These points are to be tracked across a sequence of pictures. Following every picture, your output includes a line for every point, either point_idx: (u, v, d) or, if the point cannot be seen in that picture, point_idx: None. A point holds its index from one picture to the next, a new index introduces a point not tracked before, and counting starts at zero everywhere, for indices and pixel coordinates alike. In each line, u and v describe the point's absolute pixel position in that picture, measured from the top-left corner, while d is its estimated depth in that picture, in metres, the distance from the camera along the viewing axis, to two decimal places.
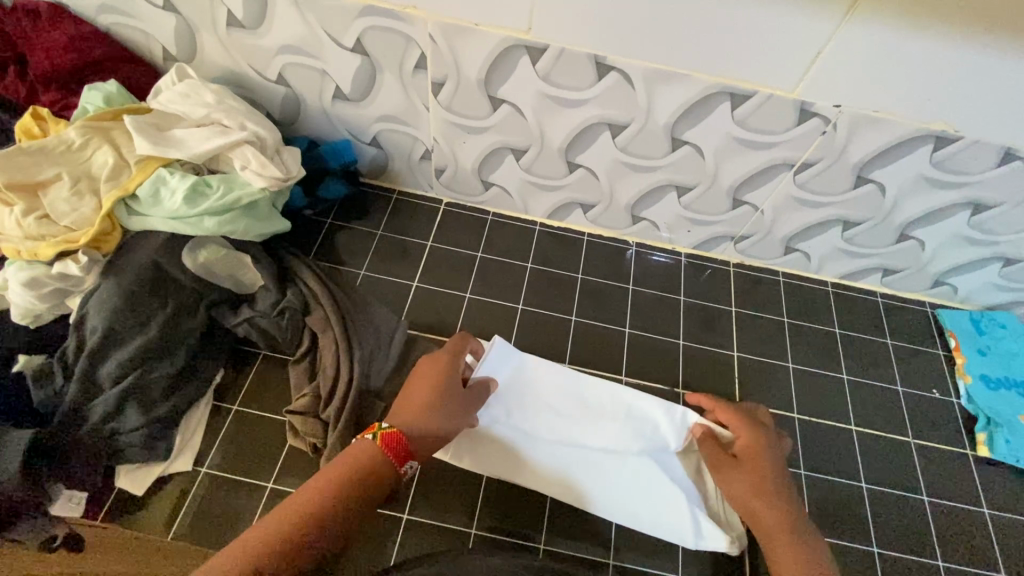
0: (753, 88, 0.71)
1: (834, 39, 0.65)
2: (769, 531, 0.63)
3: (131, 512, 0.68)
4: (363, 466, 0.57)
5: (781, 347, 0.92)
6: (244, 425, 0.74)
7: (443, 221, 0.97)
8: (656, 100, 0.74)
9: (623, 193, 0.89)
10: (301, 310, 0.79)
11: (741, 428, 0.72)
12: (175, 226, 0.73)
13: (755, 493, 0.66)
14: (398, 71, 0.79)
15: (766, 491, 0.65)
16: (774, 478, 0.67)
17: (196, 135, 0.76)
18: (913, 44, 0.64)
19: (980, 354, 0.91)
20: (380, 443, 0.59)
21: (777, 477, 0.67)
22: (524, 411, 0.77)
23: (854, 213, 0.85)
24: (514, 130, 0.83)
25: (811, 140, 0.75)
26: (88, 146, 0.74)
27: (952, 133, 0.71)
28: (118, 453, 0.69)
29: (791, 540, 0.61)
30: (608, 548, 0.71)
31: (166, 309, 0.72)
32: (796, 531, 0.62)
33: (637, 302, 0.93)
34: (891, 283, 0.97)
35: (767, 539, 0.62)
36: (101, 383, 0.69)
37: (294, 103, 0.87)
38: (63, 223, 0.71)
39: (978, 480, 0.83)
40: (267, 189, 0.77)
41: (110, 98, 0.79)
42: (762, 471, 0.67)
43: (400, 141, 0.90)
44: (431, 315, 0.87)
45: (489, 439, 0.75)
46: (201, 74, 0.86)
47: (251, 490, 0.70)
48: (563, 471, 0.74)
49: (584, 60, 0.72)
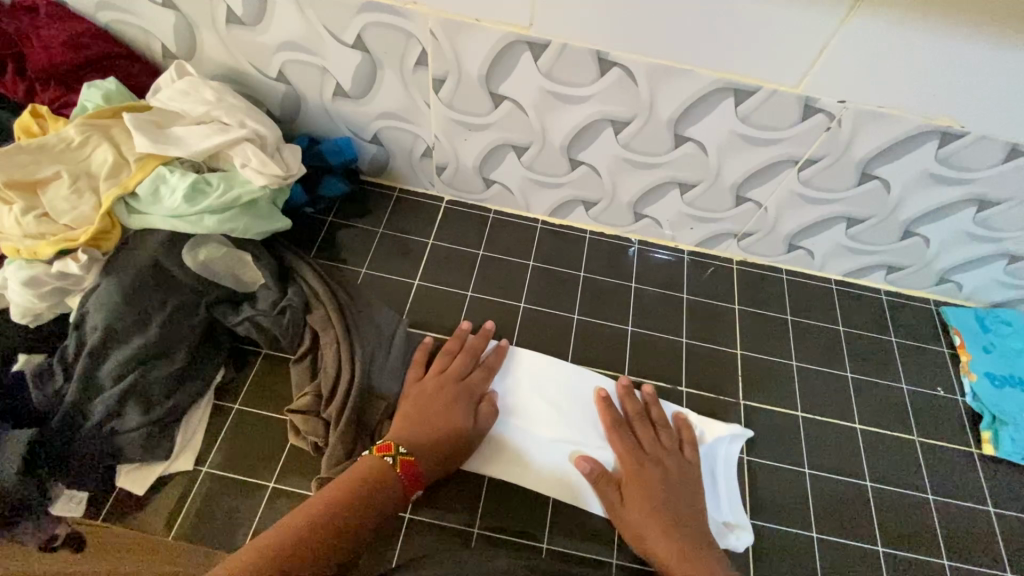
0: (756, 83, 0.70)
1: (839, 33, 0.64)
2: (669, 568, 0.64)
3: (133, 511, 0.68)
4: (375, 481, 0.61)
5: (785, 345, 0.92)
6: (245, 424, 0.74)
7: (444, 219, 0.97)
8: (658, 96, 0.74)
9: (625, 190, 0.89)
10: (302, 308, 0.78)
11: (629, 459, 0.72)
12: (175, 224, 0.73)
13: (645, 529, 0.67)
14: (398, 68, 0.78)
15: (657, 526, 0.66)
16: (664, 510, 0.67)
17: (196, 132, 0.76)
18: (920, 38, 0.63)
19: (985, 351, 0.91)
20: (396, 466, 0.63)
21: (661, 507, 0.68)
22: (532, 411, 0.78)
23: (858, 210, 0.84)
24: (515, 127, 0.83)
25: (816, 136, 0.74)
26: (87, 144, 0.74)
27: (958, 129, 0.71)
28: (118, 453, 0.68)
29: (697, 571, 0.63)
30: (611, 547, 0.71)
31: (166, 308, 0.72)
32: (697, 560, 0.64)
33: (639, 300, 0.93)
34: (895, 281, 0.96)
35: (667, 575, 0.64)
36: (102, 383, 0.69)
37: (294, 100, 0.87)
38: (63, 222, 0.71)
39: (983, 478, 0.83)
40: (267, 187, 0.77)
41: (109, 96, 0.79)
42: (646, 504, 0.68)
43: (401, 138, 0.90)
44: (433, 313, 0.87)
45: (497, 442, 0.76)
46: (200, 71, 0.86)
47: (252, 489, 0.70)
48: (564, 467, 0.75)
49: (586, 56, 0.71)
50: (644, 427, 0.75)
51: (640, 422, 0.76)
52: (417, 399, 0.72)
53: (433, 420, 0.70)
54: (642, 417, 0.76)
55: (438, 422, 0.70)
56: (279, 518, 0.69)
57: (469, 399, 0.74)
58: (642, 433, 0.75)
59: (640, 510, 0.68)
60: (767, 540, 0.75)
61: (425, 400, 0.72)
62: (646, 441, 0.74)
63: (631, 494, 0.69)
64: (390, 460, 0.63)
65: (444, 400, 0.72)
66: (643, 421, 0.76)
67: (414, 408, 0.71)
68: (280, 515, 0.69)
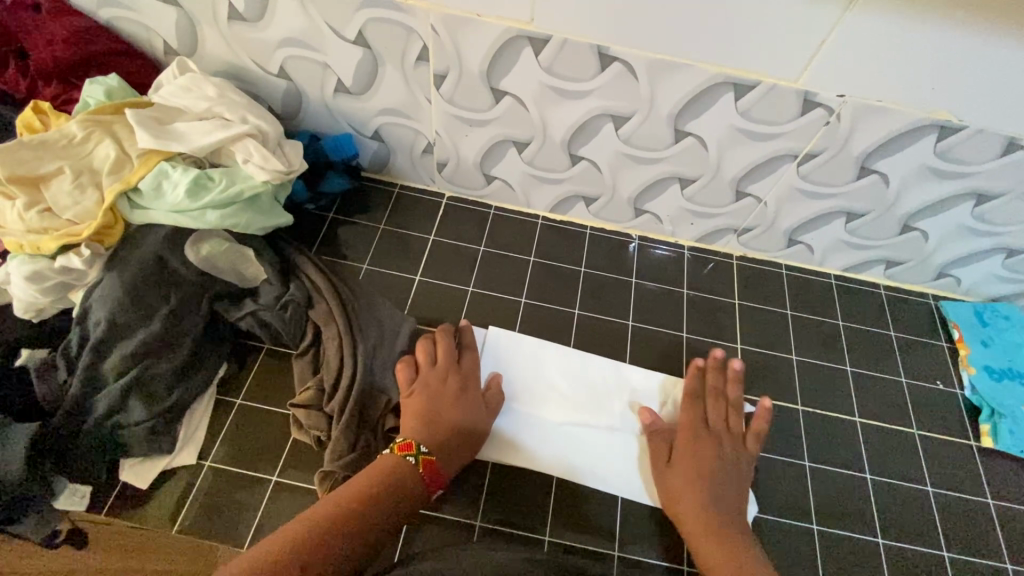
0: (755, 78, 0.71)
1: (837, 27, 0.64)
2: (694, 535, 0.67)
3: (136, 505, 0.68)
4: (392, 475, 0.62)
5: (785, 339, 0.92)
6: (248, 418, 0.74)
7: (445, 215, 0.97)
8: (658, 91, 0.74)
9: (625, 185, 0.89)
10: (304, 303, 0.78)
11: (697, 431, 0.74)
12: (178, 220, 0.73)
13: (682, 496, 0.70)
14: (399, 63, 0.79)
15: (697, 496, 0.69)
16: (705, 482, 0.70)
17: (198, 128, 0.76)
18: (918, 32, 0.64)
19: (984, 345, 0.91)
20: (419, 466, 0.64)
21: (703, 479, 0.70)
22: (536, 396, 0.80)
23: (858, 204, 0.84)
24: (516, 123, 0.83)
25: (815, 130, 0.75)
26: (89, 140, 0.74)
27: (956, 123, 0.71)
28: (121, 447, 0.68)
29: (722, 547, 0.65)
30: (613, 540, 0.71)
31: (169, 302, 0.72)
32: (723, 537, 0.66)
33: (640, 295, 0.93)
34: (894, 276, 0.97)
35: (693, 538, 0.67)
36: (105, 377, 0.69)
37: (296, 97, 0.87)
38: (65, 217, 0.71)
39: (982, 470, 0.83)
40: (269, 182, 0.77)
41: (110, 92, 0.79)
42: (692, 474, 0.70)
43: (402, 135, 0.90)
44: (434, 309, 0.87)
45: (506, 426, 0.77)
46: (202, 68, 0.86)
47: (255, 483, 0.70)
48: (568, 449, 0.76)
49: (587, 52, 0.72)
50: (725, 404, 0.76)
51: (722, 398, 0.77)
52: (428, 395, 0.72)
53: (446, 419, 0.70)
54: (726, 395, 0.77)
55: (447, 419, 0.70)
56: (282, 511, 0.69)
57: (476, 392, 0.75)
58: (720, 408, 0.76)
59: (684, 477, 0.71)
60: (767, 532, 0.75)
61: (437, 397, 0.72)
62: (717, 421, 0.75)
63: (683, 461, 0.72)
64: (412, 460, 0.64)
65: (456, 397, 0.72)
66: (724, 398, 0.77)
67: (426, 405, 0.71)
68: (283, 509, 0.69)
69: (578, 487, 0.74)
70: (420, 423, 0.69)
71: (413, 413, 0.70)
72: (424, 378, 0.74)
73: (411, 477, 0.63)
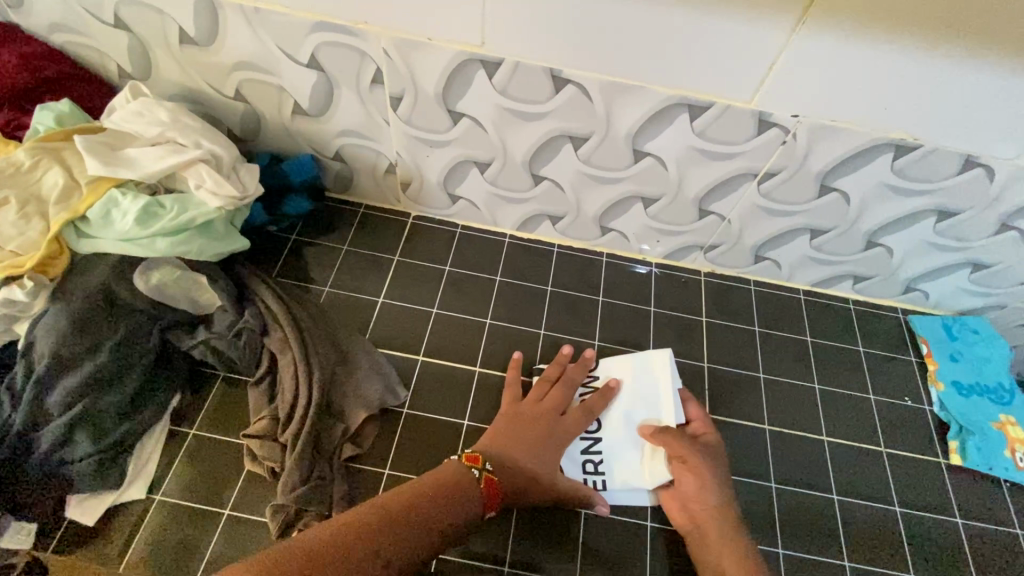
0: (710, 99, 0.70)
1: (786, 49, 0.64)
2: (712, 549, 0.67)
3: (84, 542, 0.66)
4: (449, 481, 0.61)
5: (753, 356, 0.91)
6: (201, 450, 0.73)
7: (410, 234, 0.96)
8: (614, 112, 0.74)
9: (589, 204, 0.88)
10: (259, 330, 0.77)
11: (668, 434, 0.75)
12: (127, 249, 0.72)
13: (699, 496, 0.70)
14: (355, 87, 0.78)
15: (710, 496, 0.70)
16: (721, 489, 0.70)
17: (149, 154, 0.75)
18: (866, 53, 0.63)
19: (952, 359, 0.91)
20: (481, 481, 0.62)
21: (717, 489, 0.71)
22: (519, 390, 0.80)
23: (821, 221, 0.84)
24: (475, 144, 0.82)
25: (772, 150, 0.75)
26: (37, 167, 0.73)
27: (911, 141, 0.71)
28: (67, 483, 0.67)
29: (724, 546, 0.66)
30: (574, 569, 0.71)
31: (117, 333, 0.71)
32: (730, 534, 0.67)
33: (607, 313, 0.92)
34: (863, 290, 0.96)
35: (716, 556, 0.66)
36: (50, 411, 0.67)
37: (254, 119, 0.86)
38: (9, 247, 0.69)
39: (951, 489, 0.82)
40: (223, 208, 0.76)
41: (61, 118, 0.78)
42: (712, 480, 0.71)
43: (363, 155, 0.89)
44: (396, 331, 0.86)
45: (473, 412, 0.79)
46: (157, 92, 0.85)
47: (207, 517, 0.69)
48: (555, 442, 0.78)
49: (540, 74, 0.71)
50: (538, 392, 0.76)
51: (547, 387, 0.77)
52: (506, 417, 0.72)
53: (529, 440, 0.69)
54: (540, 381, 0.78)
55: (523, 442, 0.69)
56: (234, 546, 0.67)
57: (546, 412, 0.73)
58: (545, 394, 0.76)
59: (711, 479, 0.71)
60: None
61: (506, 424, 0.71)
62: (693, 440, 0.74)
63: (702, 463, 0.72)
64: (475, 473, 0.63)
65: (538, 427, 0.71)
66: (546, 389, 0.77)
67: (504, 429, 0.70)
68: (236, 543, 0.68)
69: (540, 513, 0.73)
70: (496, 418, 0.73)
71: (509, 430, 0.70)
72: (517, 409, 0.73)
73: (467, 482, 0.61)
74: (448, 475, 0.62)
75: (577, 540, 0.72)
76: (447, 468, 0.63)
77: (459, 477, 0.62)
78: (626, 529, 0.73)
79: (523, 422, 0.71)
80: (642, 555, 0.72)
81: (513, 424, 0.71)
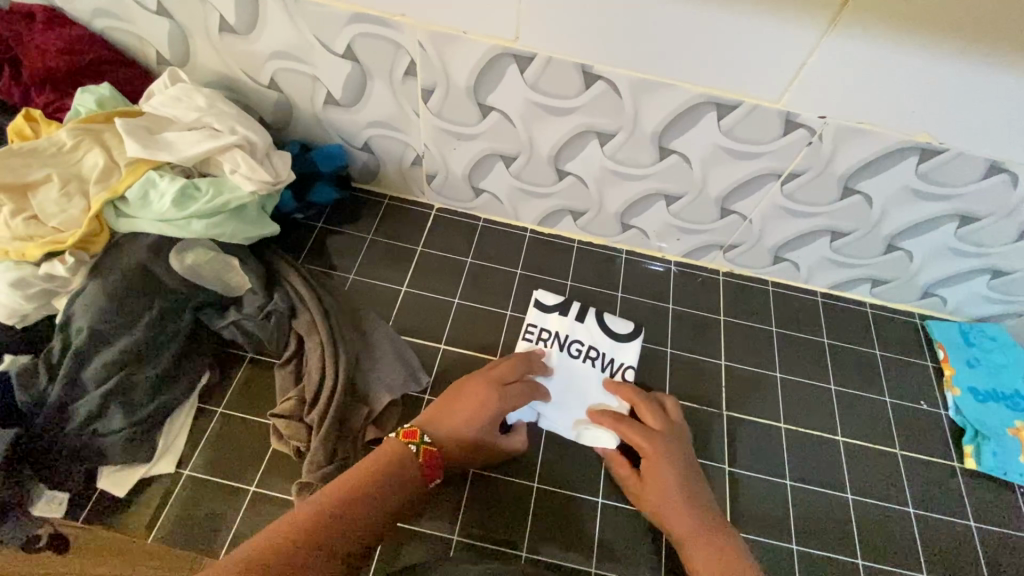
0: (739, 99, 0.71)
1: (816, 51, 0.65)
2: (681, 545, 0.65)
3: (114, 513, 0.68)
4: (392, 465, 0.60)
5: (770, 356, 0.92)
6: (228, 429, 0.75)
7: (434, 226, 0.97)
8: (642, 110, 0.75)
9: (611, 200, 0.89)
10: (287, 313, 0.79)
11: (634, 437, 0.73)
12: (164, 228, 0.73)
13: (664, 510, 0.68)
14: (388, 78, 0.80)
15: (672, 505, 0.67)
16: (677, 491, 0.68)
17: (187, 138, 0.77)
18: (895, 57, 0.64)
19: (969, 365, 0.92)
20: (419, 454, 0.62)
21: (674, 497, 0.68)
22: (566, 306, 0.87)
23: (842, 223, 0.85)
24: (502, 137, 0.84)
25: (798, 150, 0.76)
26: (79, 147, 0.75)
27: (936, 145, 0.72)
28: (100, 455, 0.69)
29: (698, 557, 0.63)
30: (589, 557, 0.72)
31: (152, 311, 0.72)
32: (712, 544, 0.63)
33: (626, 309, 0.93)
34: (881, 294, 0.97)
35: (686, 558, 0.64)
36: (85, 384, 0.69)
37: (286, 108, 0.88)
38: (51, 224, 0.71)
39: (965, 493, 0.83)
40: (256, 193, 0.78)
41: (102, 101, 0.80)
42: (662, 487, 0.68)
43: (391, 146, 0.91)
44: (419, 319, 0.88)
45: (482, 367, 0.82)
46: (194, 79, 0.87)
47: (234, 493, 0.71)
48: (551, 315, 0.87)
49: (571, 69, 0.73)
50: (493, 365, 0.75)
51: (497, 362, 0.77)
52: (449, 389, 0.72)
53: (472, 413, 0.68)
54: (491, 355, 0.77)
55: (455, 415, 0.68)
56: (259, 522, 0.69)
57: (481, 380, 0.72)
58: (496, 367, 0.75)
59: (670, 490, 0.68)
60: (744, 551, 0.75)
61: (449, 399, 0.70)
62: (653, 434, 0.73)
63: (653, 471, 0.70)
64: (413, 448, 0.62)
65: (476, 396, 0.70)
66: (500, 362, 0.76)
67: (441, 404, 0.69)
68: (261, 519, 0.69)
69: (556, 500, 0.75)
70: (447, 396, 0.71)
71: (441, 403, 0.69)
72: (463, 382, 0.72)
73: (402, 460, 0.60)
74: (382, 462, 0.60)
75: (594, 527, 0.74)
76: (383, 449, 0.61)
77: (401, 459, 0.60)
78: (641, 519, 0.74)
79: (454, 393, 0.71)
80: (657, 545, 0.73)
81: (450, 398, 0.70)
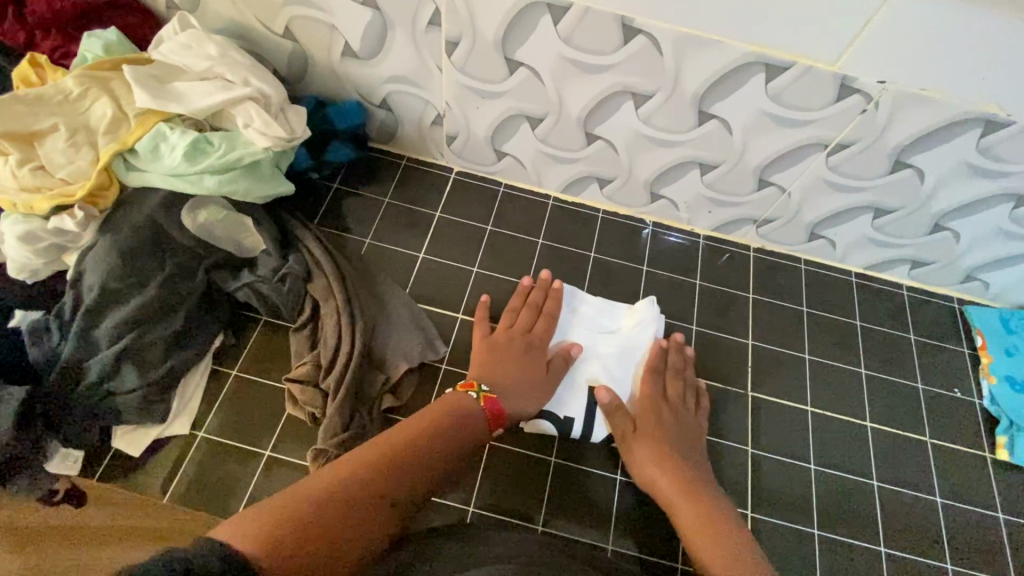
0: (791, 59, 0.66)
1: (883, 7, 0.59)
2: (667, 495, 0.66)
3: (129, 471, 0.68)
4: (460, 420, 0.62)
5: (799, 337, 0.89)
6: (243, 391, 0.74)
7: (452, 190, 0.93)
8: (684, 69, 0.69)
9: (642, 168, 0.85)
10: (302, 277, 0.76)
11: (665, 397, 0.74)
12: (175, 185, 0.71)
13: (652, 463, 0.68)
14: (410, 29, 0.75)
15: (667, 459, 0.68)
16: (675, 447, 0.69)
17: (198, 88, 0.73)
18: (969, 17, 0.58)
19: (1008, 353, 0.87)
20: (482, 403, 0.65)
21: (670, 450, 0.69)
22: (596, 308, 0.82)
23: (887, 199, 0.80)
24: (530, 97, 0.79)
25: (849, 119, 0.70)
26: (86, 96, 0.71)
27: (1003, 118, 0.66)
28: (115, 414, 0.68)
29: (688, 506, 0.64)
30: (605, 532, 0.71)
31: (164, 270, 0.70)
32: (720, 533, 0.61)
33: (650, 284, 0.89)
34: (919, 276, 0.92)
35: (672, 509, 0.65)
36: (98, 342, 0.68)
37: (302, 59, 0.83)
38: (59, 176, 0.68)
39: (995, 485, 0.80)
40: (271, 149, 0.74)
41: (109, 47, 0.76)
42: (663, 442, 0.69)
43: (410, 104, 0.86)
44: (436, 287, 0.85)
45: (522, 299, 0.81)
46: (205, 25, 0.82)
47: (248, 456, 0.70)
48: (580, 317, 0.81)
49: (609, 22, 0.67)
50: (509, 319, 0.77)
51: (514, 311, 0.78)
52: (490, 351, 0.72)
53: (528, 369, 0.71)
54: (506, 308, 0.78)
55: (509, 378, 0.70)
56: (274, 486, 0.68)
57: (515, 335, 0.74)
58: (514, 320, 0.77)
59: (665, 456, 0.68)
60: (763, 533, 0.74)
61: (493, 361, 0.71)
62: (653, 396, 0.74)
63: (657, 438, 0.69)
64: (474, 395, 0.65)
65: (517, 357, 0.72)
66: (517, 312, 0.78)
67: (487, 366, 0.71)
68: (276, 484, 0.68)
69: (572, 474, 0.74)
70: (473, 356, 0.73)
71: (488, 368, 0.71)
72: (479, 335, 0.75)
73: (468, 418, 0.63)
74: (436, 414, 0.61)
75: (611, 501, 0.72)
76: (451, 403, 0.64)
77: (467, 413, 0.63)
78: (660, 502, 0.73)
79: (498, 358, 0.72)
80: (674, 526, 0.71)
81: (494, 359, 0.72)
